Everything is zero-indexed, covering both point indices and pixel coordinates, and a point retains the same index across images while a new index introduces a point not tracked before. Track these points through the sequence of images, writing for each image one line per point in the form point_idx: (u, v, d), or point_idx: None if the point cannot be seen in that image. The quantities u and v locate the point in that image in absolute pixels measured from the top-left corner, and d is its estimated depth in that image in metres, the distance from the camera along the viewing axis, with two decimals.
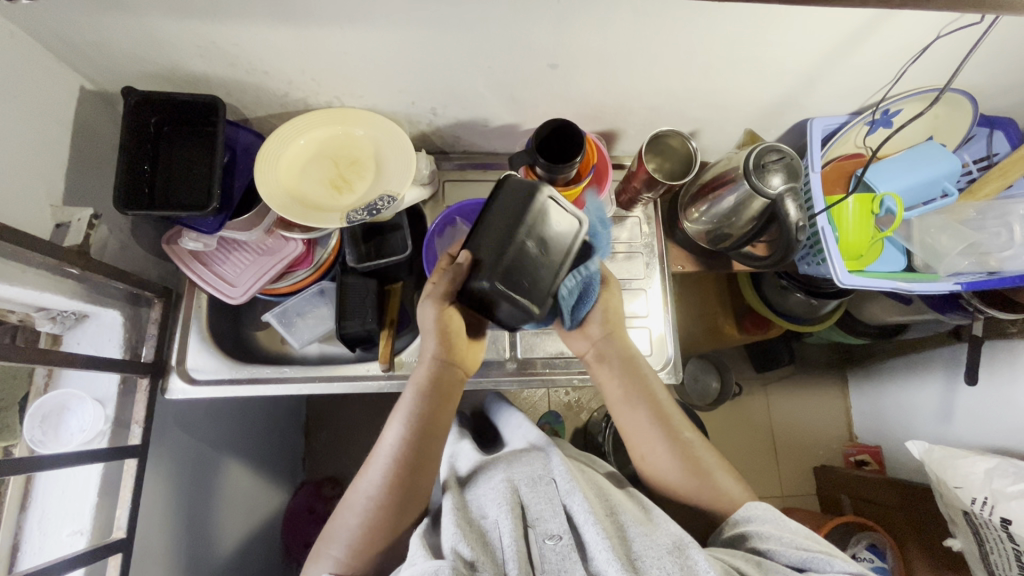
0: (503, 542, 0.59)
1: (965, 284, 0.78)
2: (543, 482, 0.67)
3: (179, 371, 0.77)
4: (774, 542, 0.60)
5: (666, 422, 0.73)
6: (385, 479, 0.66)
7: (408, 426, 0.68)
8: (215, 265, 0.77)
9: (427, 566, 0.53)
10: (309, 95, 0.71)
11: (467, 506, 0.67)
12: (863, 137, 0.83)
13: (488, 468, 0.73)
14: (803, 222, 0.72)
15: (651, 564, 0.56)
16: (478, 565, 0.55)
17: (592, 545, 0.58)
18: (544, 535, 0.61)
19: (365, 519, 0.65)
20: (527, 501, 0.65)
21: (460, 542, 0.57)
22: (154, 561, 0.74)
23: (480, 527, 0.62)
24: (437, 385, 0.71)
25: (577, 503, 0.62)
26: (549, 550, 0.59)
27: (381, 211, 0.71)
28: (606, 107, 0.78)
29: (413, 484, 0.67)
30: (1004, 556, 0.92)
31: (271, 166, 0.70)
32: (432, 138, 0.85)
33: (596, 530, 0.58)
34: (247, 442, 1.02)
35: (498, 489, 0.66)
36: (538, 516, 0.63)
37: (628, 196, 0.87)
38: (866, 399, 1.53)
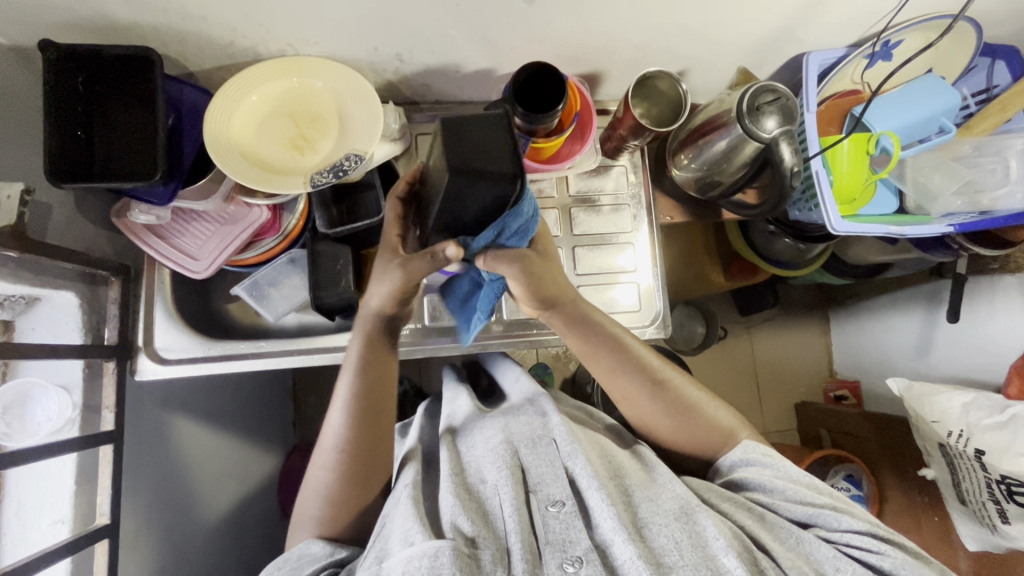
0: (503, 511, 0.59)
1: (958, 226, 0.77)
2: (543, 442, 0.67)
3: (148, 351, 0.73)
4: (776, 497, 0.62)
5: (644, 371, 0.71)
6: (346, 432, 0.65)
7: (358, 380, 0.67)
8: (173, 238, 0.71)
9: (427, 548, 0.53)
10: (258, 43, 0.64)
11: (464, 470, 0.66)
12: (861, 72, 0.78)
13: (484, 424, 0.72)
14: (797, 167, 0.67)
15: (658, 532, 0.57)
16: (479, 541, 0.55)
17: (596, 511, 0.58)
18: (546, 502, 0.61)
19: (335, 478, 0.64)
20: (528, 464, 0.65)
21: (460, 516, 0.57)
22: (147, 541, 0.74)
23: (479, 495, 0.62)
24: (380, 335, 0.69)
25: (579, 466, 0.62)
26: (552, 518, 0.59)
27: (347, 172, 0.64)
28: (589, 46, 0.71)
29: (373, 433, 0.66)
30: (976, 483, 0.96)
31: (222, 126, 0.63)
32: (399, 87, 0.78)
33: (600, 496, 0.58)
34: (233, 412, 1.00)
35: (497, 451, 0.66)
36: (540, 481, 0.63)
37: (614, 145, 0.82)
38: (847, 335, 1.56)
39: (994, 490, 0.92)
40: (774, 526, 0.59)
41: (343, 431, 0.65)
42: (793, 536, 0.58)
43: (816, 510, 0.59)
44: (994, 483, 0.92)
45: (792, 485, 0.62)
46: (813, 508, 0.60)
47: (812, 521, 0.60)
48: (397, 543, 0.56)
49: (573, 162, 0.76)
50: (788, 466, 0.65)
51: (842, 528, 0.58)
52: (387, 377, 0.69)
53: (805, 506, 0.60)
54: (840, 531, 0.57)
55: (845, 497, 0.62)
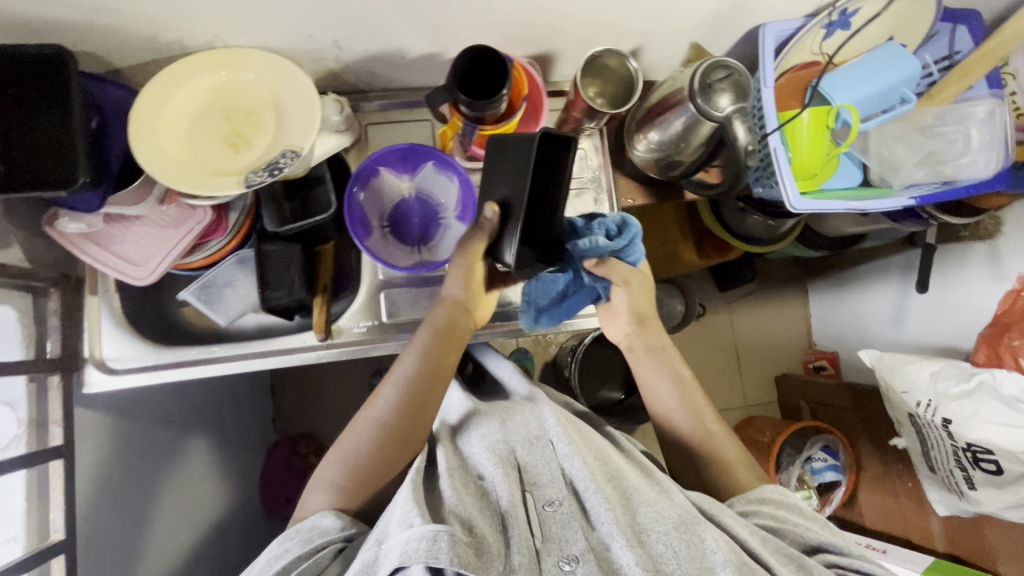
0: (503, 502, 0.59)
1: (919, 198, 0.77)
2: (541, 442, 0.65)
3: (95, 362, 0.71)
4: (788, 527, 0.62)
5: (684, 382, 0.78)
6: (389, 413, 0.68)
7: (416, 364, 0.70)
8: (113, 245, 0.68)
9: (425, 530, 0.52)
10: (184, 36, 0.61)
11: (463, 465, 0.66)
12: (820, 42, 0.76)
13: (479, 421, 0.71)
14: (753, 146, 0.66)
15: (656, 539, 0.55)
16: (477, 532, 0.55)
17: (595, 514, 0.57)
18: (544, 502, 0.60)
19: (366, 452, 0.67)
20: (525, 463, 0.64)
21: (460, 506, 0.57)
22: (117, 550, 0.72)
23: (478, 488, 0.62)
24: (449, 326, 0.72)
25: (578, 468, 0.61)
26: (549, 517, 0.58)
27: (284, 170, 0.61)
28: (537, 26, 0.69)
29: (414, 428, 0.68)
30: (944, 451, 0.97)
31: (149, 126, 0.60)
32: (344, 76, 0.75)
33: (599, 500, 0.57)
34: (208, 415, 0.99)
35: (493, 449, 0.65)
36: (536, 481, 0.62)
37: (570, 127, 0.79)
38: (825, 306, 1.56)
39: (961, 458, 0.94)
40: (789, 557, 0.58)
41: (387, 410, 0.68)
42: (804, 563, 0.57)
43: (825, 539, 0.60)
44: (961, 451, 0.93)
45: (805, 523, 0.63)
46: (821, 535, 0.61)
47: (821, 548, 0.60)
48: (396, 525, 0.55)
49: None
50: (797, 505, 0.66)
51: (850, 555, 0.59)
52: (443, 366, 0.71)
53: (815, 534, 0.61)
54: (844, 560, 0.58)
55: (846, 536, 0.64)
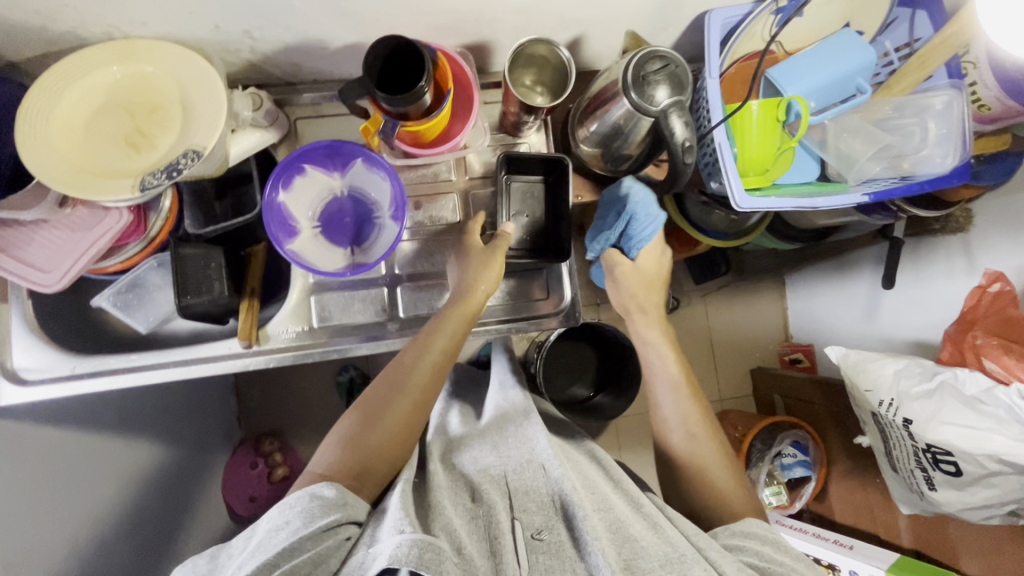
0: (503, 527, 0.55)
1: (874, 194, 0.73)
2: (530, 467, 0.63)
3: (6, 372, 0.68)
4: (767, 563, 0.57)
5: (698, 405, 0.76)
6: (404, 382, 0.66)
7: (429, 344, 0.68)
8: (16, 250, 0.64)
9: (416, 538, 0.47)
10: (73, 27, 0.56)
11: (456, 484, 0.64)
12: (771, 30, 0.72)
13: (475, 444, 0.71)
14: (691, 142, 0.62)
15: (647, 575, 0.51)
16: (467, 554, 0.51)
17: (588, 536, 0.52)
18: (529, 531, 0.56)
19: (378, 417, 0.64)
20: (514, 488, 0.61)
21: (457, 533, 0.52)
22: (84, 560, 0.69)
23: (471, 511, 0.58)
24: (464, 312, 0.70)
25: (570, 490, 0.57)
26: (534, 548, 0.54)
27: (183, 172, 0.57)
28: (465, 14, 0.64)
29: (426, 405, 0.67)
30: (905, 451, 0.95)
31: (38, 126, 0.56)
32: (267, 68, 0.70)
33: (589, 525, 0.53)
34: (173, 424, 0.92)
35: (483, 475, 0.64)
36: (523, 507, 0.58)
37: (510, 121, 0.75)
38: (801, 299, 1.53)
39: (922, 458, 0.92)
40: None
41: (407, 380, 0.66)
42: None
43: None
44: (921, 451, 0.91)
45: (790, 563, 0.57)
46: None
47: None
48: (386, 530, 0.50)
49: (461, 141, 0.70)
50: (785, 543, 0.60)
51: None
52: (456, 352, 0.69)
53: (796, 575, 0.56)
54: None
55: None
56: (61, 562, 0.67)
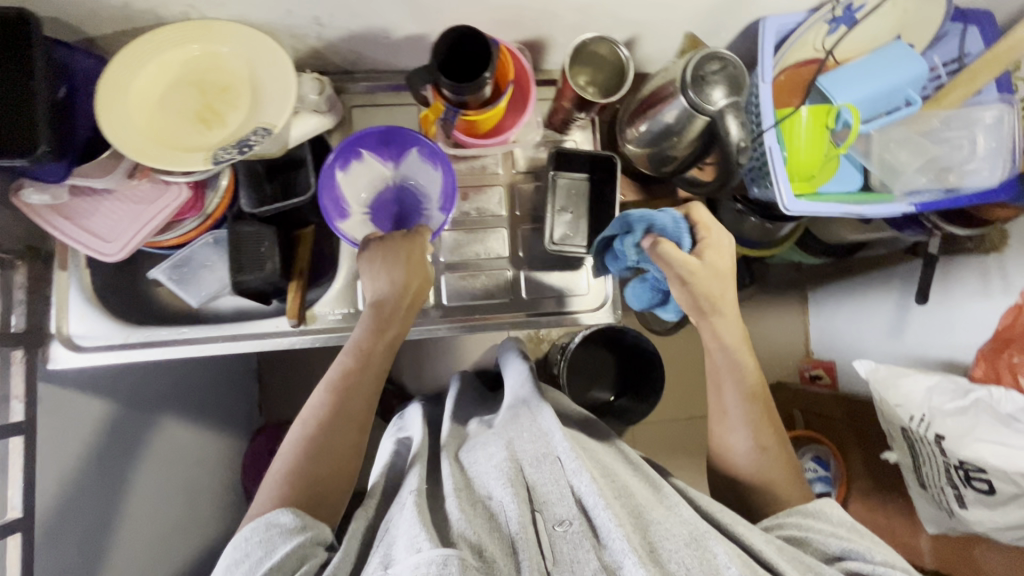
0: (510, 523, 0.55)
1: (920, 205, 0.73)
2: (547, 461, 0.62)
3: (62, 338, 0.69)
4: (811, 533, 0.59)
5: (758, 412, 0.69)
6: (330, 398, 0.62)
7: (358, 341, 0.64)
8: (82, 219, 0.66)
9: (435, 555, 0.48)
10: (155, 6, 0.58)
11: (469, 484, 0.63)
12: (823, 39, 0.73)
13: (485, 440, 0.69)
14: (746, 143, 0.63)
15: (669, 558, 0.52)
16: (489, 557, 0.52)
17: (605, 531, 0.54)
18: (552, 521, 0.56)
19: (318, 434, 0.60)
20: (533, 482, 0.61)
21: (467, 527, 0.54)
22: None
23: (486, 510, 0.58)
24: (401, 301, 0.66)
25: (585, 485, 0.57)
26: (559, 538, 0.55)
27: (254, 148, 0.59)
28: (527, 10, 0.66)
29: (356, 412, 0.63)
30: (935, 467, 0.94)
31: (117, 98, 0.58)
32: (328, 56, 0.72)
33: (608, 517, 0.54)
34: (190, 400, 0.96)
35: (501, 468, 0.61)
36: (545, 499, 0.59)
37: (561, 118, 0.76)
38: (824, 315, 1.52)
39: (953, 475, 0.91)
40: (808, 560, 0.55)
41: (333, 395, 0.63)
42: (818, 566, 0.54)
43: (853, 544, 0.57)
44: (953, 468, 0.90)
45: (833, 531, 0.59)
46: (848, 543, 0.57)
47: (846, 555, 0.56)
48: (403, 549, 0.51)
49: (514, 135, 0.71)
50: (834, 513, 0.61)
51: (879, 561, 0.55)
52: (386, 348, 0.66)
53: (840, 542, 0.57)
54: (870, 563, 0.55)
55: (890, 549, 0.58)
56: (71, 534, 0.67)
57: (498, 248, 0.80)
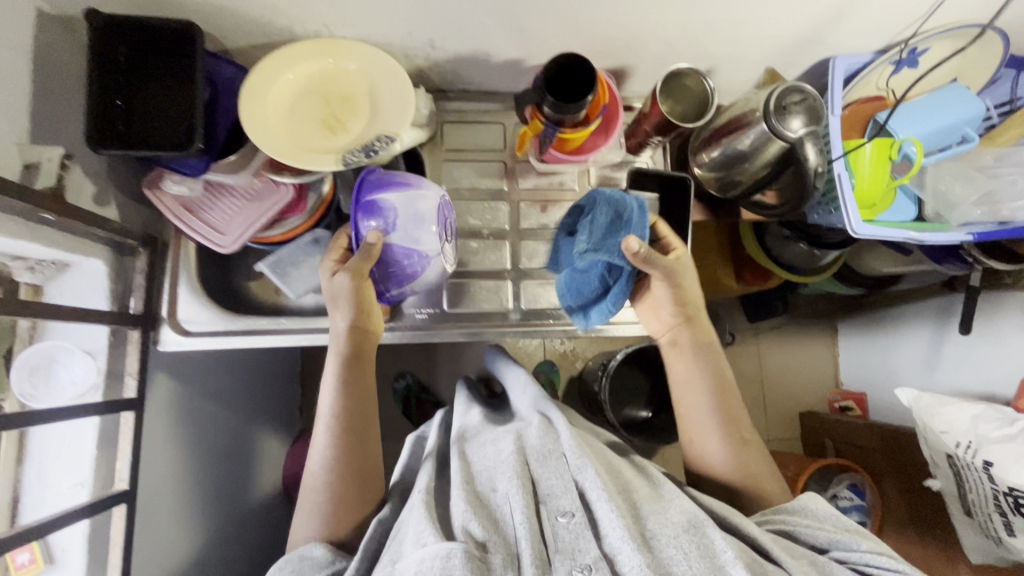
0: (514, 518, 0.59)
1: (977, 235, 0.77)
2: (554, 456, 0.66)
3: (171, 323, 0.74)
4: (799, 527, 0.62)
5: (725, 413, 0.74)
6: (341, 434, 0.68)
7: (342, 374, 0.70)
8: (202, 212, 0.72)
9: (439, 549, 0.53)
10: (294, 23, 0.65)
11: (474, 478, 0.66)
12: (887, 78, 0.79)
13: (494, 436, 0.73)
14: (823, 168, 0.69)
15: (667, 543, 0.56)
16: (489, 545, 0.56)
17: (605, 523, 0.58)
18: (557, 513, 0.59)
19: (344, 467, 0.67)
20: (539, 477, 0.64)
21: (471, 520, 0.58)
22: None
23: (489, 502, 0.62)
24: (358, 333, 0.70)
25: (589, 480, 0.61)
26: (561, 528, 0.58)
27: (378, 153, 0.65)
28: (619, 41, 0.72)
29: (361, 441, 0.69)
30: (983, 495, 0.96)
31: (257, 102, 0.64)
32: (430, 75, 0.79)
33: (610, 508, 0.58)
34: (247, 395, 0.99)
35: (509, 460, 0.65)
36: (549, 493, 0.62)
37: (637, 140, 0.82)
38: (855, 347, 1.55)
39: (1001, 502, 0.92)
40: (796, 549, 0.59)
41: (332, 423, 0.69)
42: (811, 556, 0.58)
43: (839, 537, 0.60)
44: (1002, 495, 0.91)
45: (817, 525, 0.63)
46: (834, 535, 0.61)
47: (831, 546, 0.60)
48: (410, 544, 0.57)
49: (595, 156, 0.77)
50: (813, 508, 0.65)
51: (863, 550, 0.58)
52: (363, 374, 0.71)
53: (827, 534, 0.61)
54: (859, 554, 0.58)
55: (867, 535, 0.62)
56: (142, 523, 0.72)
57: None
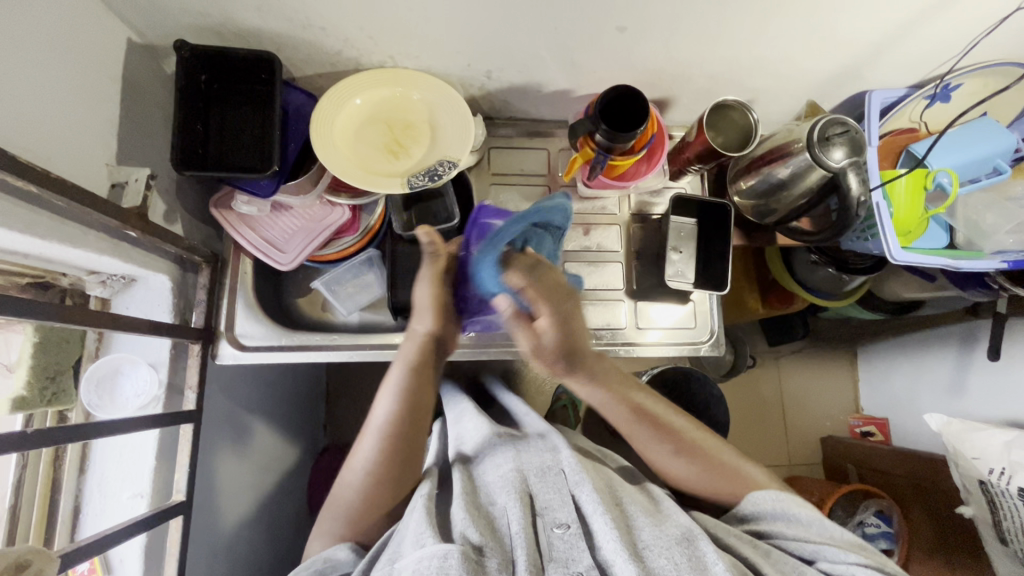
0: (512, 529, 0.60)
1: (1011, 262, 0.79)
2: (552, 472, 0.67)
3: (228, 337, 0.76)
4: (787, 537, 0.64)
5: (651, 419, 0.75)
6: (385, 443, 0.68)
7: (406, 378, 0.70)
8: (263, 230, 0.74)
9: (437, 549, 0.54)
10: (363, 54, 0.68)
11: (475, 490, 0.67)
12: (920, 112, 0.83)
13: (494, 449, 0.74)
14: (864, 197, 0.72)
15: (658, 554, 0.58)
16: (486, 550, 0.57)
17: (599, 535, 0.59)
18: (552, 524, 0.62)
19: (385, 474, 0.68)
20: (535, 491, 0.65)
21: (469, 527, 0.59)
22: None
23: (488, 514, 0.63)
24: (425, 359, 0.71)
25: (585, 494, 0.63)
26: (557, 539, 0.60)
27: (442, 176, 0.69)
28: (666, 74, 0.76)
29: (408, 450, 0.69)
30: (1017, 521, 0.95)
31: (327, 128, 0.67)
32: (481, 102, 0.83)
33: (604, 521, 0.59)
34: (271, 407, 1.01)
35: (507, 477, 0.67)
36: (546, 505, 0.64)
37: (678, 167, 0.86)
38: (875, 371, 1.55)
39: None
40: (779, 560, 0.61)
41: (384, 432, 0.69)
42: (796, 570, 0.60)
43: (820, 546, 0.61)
44: None
45: (801, 532, 0.65)
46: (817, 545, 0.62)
47: (815, 557, 0.62)
48: (409, 545, 0.58)
49: (638, 184, 0.80)
50: (799, 514, 0.66)
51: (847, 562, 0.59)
52: (424, 389, 0.71)
53: (809, 545, 0.62)
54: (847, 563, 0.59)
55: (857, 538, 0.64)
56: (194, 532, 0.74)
57: (614, 280, 0.87)
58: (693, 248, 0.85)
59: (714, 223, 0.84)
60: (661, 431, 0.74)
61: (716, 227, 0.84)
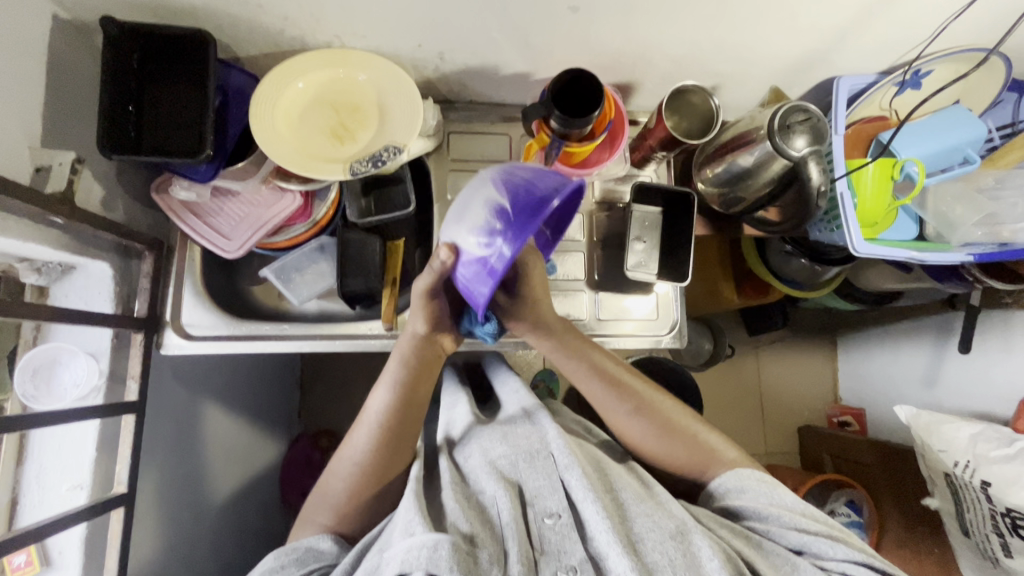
0: (501, 519, 0.59)
1: (977, 255, 0.77)
2: (541, 457, 0.65)
3: (175, 326, 0.74)
4: (771, 524, 0.62)
5: (628, 390, 0.73)
6: (381, 438, 0.66)
7: (402, 372, 0.69)
8: (208, 217, 0.73)
9: (427, 538, 0.52)
10: (306, 33, 0.65)
11: (463, 479, 0.65)
12: (890, 98, 0.80)
13: (480, 433, 0.70)
14: (825, 187, 0.69)
15: (652, 547, 0.57)
16: (477, 540, 0.55)
17: (592, 525, 0.58)
18: (543, 514, 0.60)
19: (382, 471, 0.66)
20: (525, 478, 0.64)
21: (459, 517, 0.57)
22: None
23: (478, 503, 0.61)
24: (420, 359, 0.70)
25: (575, 479, 0.61)
26: (547, 530, 0.59)
27: (385, 163, 0.66)
28: (625, 56, 0.73)
29: (401, 444, 0.68)
30: (979, 515, 0.93)
31: (267, 111, 0.65)
32: (438, 85, 0.80)
33: (596, 510, 0.58)
34: (239, 395, 0.99)
35: (495, 464, 0.64)
36: (536, 494, 0.62)
37: (641, 154, 0.84)
38: (854, 362, 1.53)
39: (999, 523, 0.89)
40: (772, 553, 0.60)
41: (378, 424, 0.67)
42: (789, 563, 0.59)
43: (812, 538, 0.60)
44: (999, 516, 0.88)
45: (784, 512, 0.63)
46: (807, 536, 0.61)
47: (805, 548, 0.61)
48: (398, 534, 0.56)
49: (600, 170, 0.77)
50: (780, 494, 0.65)
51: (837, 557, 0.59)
52: (422, 388, 0.70)
53: (800, 535, 0.61)
54: (834, 560, 0.59)
55: (835, 524, 0.64)
56: (148, 520, 0.72)
57: (576, 270, 0.85)
58: (659, 234, 0.83)
59: (675, 213, 0.83)
60: (640, 404, 0.72)
61: (682, 216, 0.82)
